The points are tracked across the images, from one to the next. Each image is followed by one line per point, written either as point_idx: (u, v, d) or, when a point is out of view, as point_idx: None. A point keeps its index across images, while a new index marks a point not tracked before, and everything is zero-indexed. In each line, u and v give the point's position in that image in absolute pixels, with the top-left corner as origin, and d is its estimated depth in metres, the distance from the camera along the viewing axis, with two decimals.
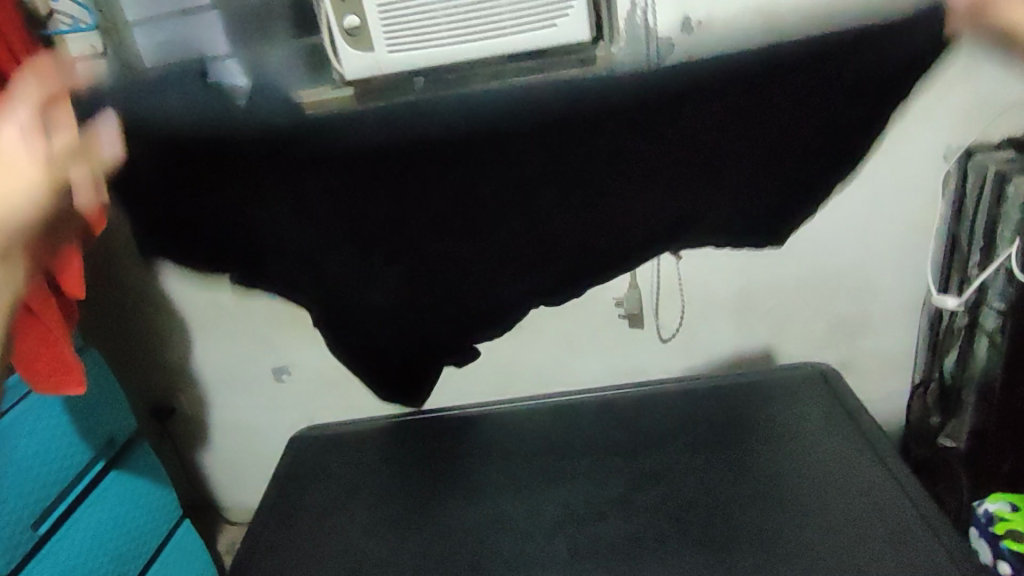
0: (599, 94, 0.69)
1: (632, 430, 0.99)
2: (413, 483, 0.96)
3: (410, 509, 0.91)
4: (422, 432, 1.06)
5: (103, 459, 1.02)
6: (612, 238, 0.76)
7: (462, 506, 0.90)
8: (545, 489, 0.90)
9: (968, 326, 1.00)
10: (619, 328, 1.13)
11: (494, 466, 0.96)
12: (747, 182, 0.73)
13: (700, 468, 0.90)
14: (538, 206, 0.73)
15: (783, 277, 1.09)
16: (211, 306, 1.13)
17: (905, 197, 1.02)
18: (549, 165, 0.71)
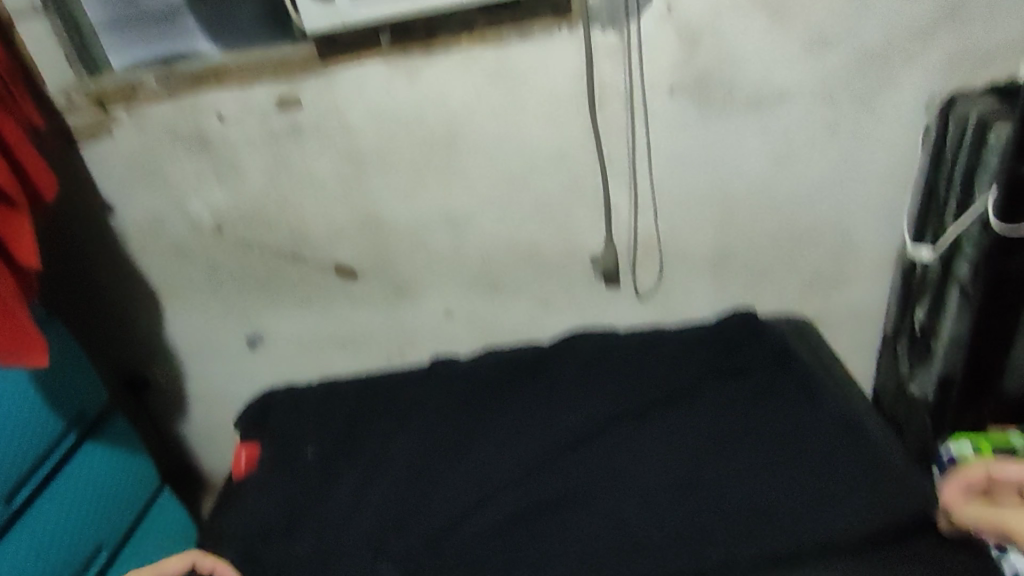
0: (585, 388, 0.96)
1: (610, 423, 0.91)
2: (362, 466, 0.90)
3: (360, 505, 0.85)
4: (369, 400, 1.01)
5: (75, 433, 1.01)
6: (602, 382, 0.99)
7: (423, 492, 0.86)
8: (502, 458, 0.89)
9: (940, 277, 1.01)
10: (595, 288, 1.12)
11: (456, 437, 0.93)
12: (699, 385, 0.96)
13: (681, 456, 0.86)
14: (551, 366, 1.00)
15: (761, 231, 1.08)
16: (178, 274, 1.10)
17: (884, 145, 1.01)
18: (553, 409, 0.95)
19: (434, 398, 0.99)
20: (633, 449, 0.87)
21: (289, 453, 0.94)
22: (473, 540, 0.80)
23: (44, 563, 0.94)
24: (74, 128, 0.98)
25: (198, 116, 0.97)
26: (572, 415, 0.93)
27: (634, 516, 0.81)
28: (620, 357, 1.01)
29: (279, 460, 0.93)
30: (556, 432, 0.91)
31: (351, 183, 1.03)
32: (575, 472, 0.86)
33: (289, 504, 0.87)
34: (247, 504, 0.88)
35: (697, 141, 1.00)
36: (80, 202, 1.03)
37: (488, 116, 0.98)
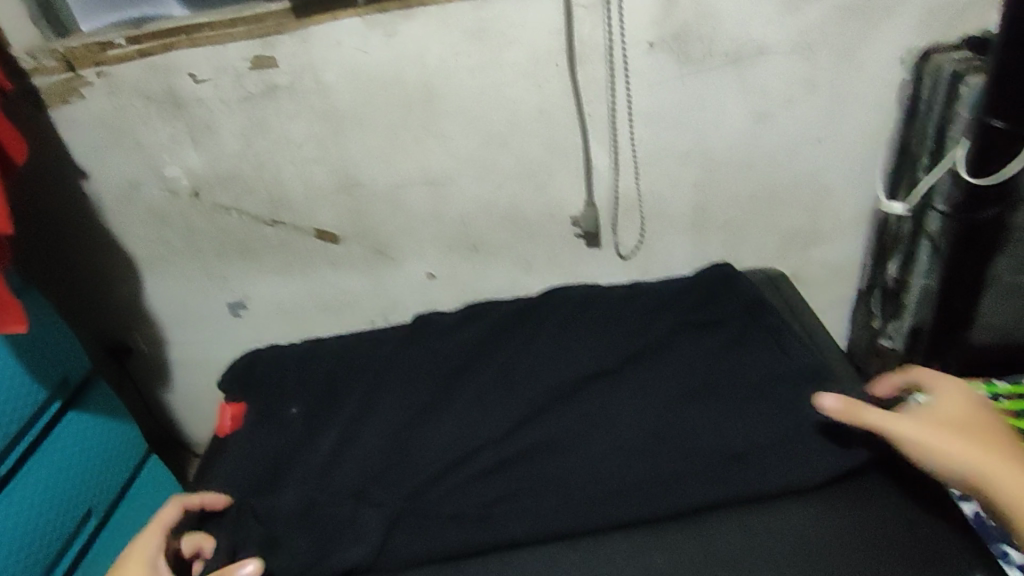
0: (556, 343, 0.99)
1: (587, 370, 0.93)
2: (347, 420, 0.92)
3: (342, 459, 0.87)
4: (354, 356, 1.03)
5: (60, 400, 1.01)
6: (575, 330, 1.01)
7: (401, 439, 0.88)
8: (482, 410, 0.90)
9: (912, 232, 1.04)
10: (576, 248, 1.13)
11: (437, 389, 0.95)
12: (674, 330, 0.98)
13: (654, 401, 0.88)
14: (528, 326, 1.02)
15: (740, 189, 1.09)
16: (157, 240, 1.09)
17: (861, 101, 1.01)
18: (524, 360, 0.97)
19: (416, 356, 1.00)
20: (606, 400, 0.90)
21: (273, 410, 0.96)
22: (454, 488, 0.82)
23: (35, 527, 0.94)
24: (42, 90, 0.95)
25: (171, 77, 0.95)
26: (551, 368, 0.95)
27: (607, 460, 0.83)
28: (600, 314, 1.02)
29: (263, 418, 0.94)
30: (535, 385, 0.93)
31: (329, 144, 1.02)
32: (553, 421, 0.88)
33: (274, 459, 0.88)
34: (233, 462, 0.90)
35: (676, 98, 1.00)
36: (53, 166, 1.01)
37: (466, 75, 0.97)
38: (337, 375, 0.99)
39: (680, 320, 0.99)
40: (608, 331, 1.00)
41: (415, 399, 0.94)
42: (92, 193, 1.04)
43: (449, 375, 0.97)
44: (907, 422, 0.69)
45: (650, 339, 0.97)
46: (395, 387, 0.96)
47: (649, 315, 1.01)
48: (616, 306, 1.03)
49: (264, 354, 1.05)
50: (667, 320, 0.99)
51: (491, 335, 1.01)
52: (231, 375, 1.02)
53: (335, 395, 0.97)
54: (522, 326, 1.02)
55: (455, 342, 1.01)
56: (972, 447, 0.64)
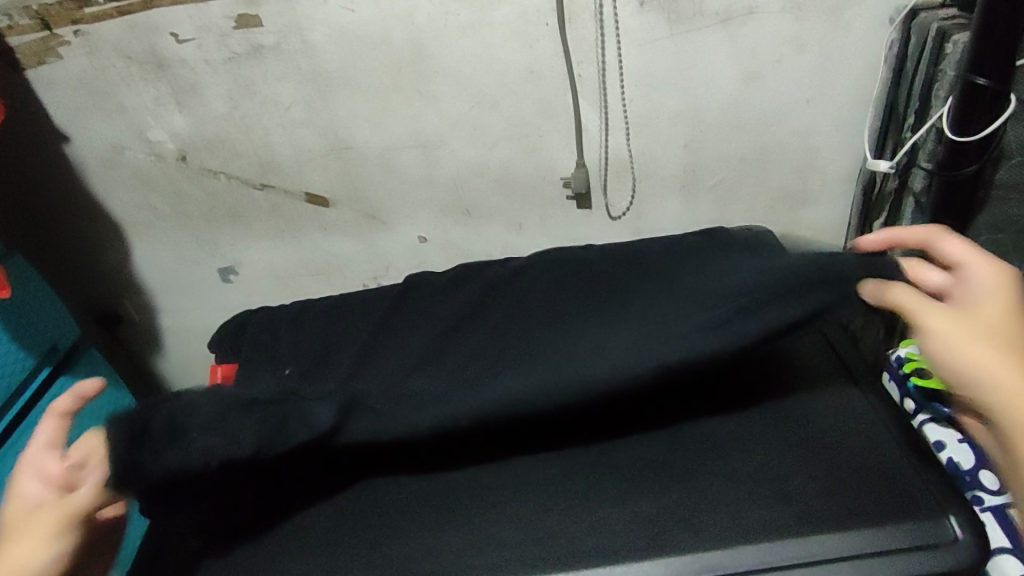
0: (545, 297, 1.00)
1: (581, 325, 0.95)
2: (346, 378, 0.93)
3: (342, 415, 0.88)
4: (352, 319, 1.04)
5: (48, 367, 1.00)
6: (565, 286, 1.02)
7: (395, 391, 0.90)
8: (472, 360, 0.91)
9: (897, 190, 1.07)
10: (568, 210, 1.14)
11: (432, 347, 0.95)
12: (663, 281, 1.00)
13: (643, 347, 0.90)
14: (519, 284, 1.04)
15: (729, 150, 1.10)
16: (143, 205, 1.07)
17: (851, 61, 1.02)
18: (515, 314, 0.98)
19: (407, 315, 1.02)
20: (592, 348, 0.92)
21: (271, 367, 0.97)
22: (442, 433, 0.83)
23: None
24: (18, 50, 0.92)
25: (152, 36, 0.93)
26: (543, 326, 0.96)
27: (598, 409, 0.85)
28: (587, 269, 1.04)
29: (253, 376, 0.95)
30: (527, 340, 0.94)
31: (316, 106, 1.00)
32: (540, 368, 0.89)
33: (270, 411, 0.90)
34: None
35: (667, 59, 1.00)
36: (33, 129, 0.99)
37: (455, 34, 0.95)
38: (334, 337, 1.01)
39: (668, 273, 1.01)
40: (599, 287, 1.01)
41: (412, 351, 0.96)
42: (74, 156, 1.01)
43: (442, 331, 0.98)
44: (938, 312, 0.64)
45: (640, 291, 0.99)
46: (396, 341, 0.99)
47: (639, 269, 1.03)
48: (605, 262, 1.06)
49: (267, 316, 1.07)
50: (657, 271, 1.01)
51: (482, 294, 1.03)
52: (230, 335, 1.06)
53: (336, 353, 0.99)
54: (512, 285, 1.04)
55: (448, 301, 1.03)
56: (984, 344, 0.62)
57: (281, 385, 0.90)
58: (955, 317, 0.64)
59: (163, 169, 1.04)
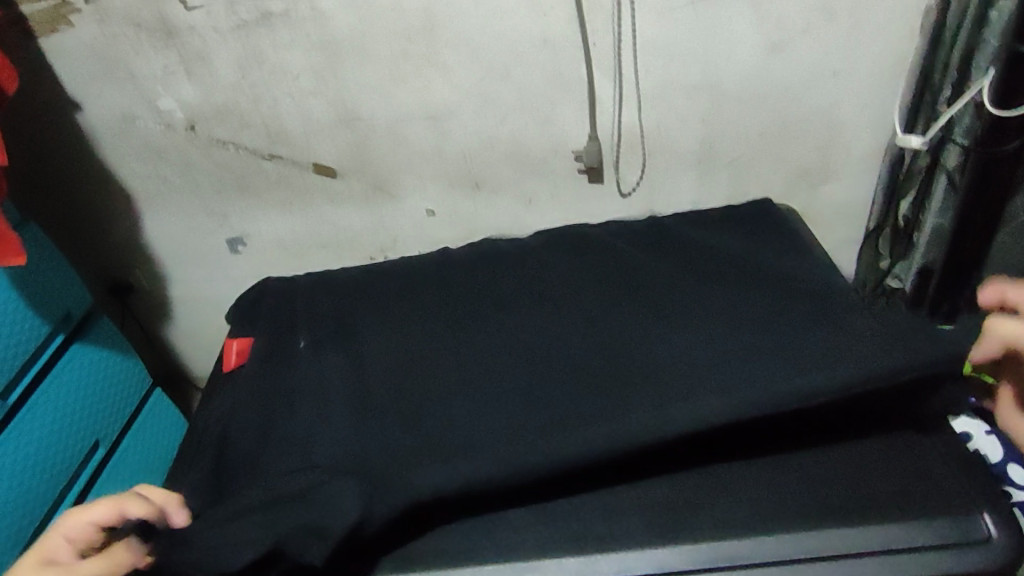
0: (551, 275, 0.99)
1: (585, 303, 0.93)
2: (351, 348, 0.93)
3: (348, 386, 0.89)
4: (360, 290, 1.04)
5: (63, 334, 1.02)
6: (573, 263, 1.01)
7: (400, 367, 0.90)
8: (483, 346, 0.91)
9: (927, 167, 1.02)
10: (579, 185, 1.11)
11: (437, 320, 0.95)
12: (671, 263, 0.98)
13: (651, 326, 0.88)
14: (527, 260, 1.02)
15: (749, 123, 1.05)
16: (154, 175, 1.07)
17: (882, 30, 0.97)
18: (521, 292, 0.97)
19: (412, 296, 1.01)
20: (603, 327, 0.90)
21: (280, 341, 0.97)
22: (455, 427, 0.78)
23: (43, 455, 0.96)
24: (30, 18, 0.92)
25: (162, 3, 0.92)
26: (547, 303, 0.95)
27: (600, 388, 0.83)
28: (601, 251, 1.01)
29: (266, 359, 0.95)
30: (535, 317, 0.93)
31: (326, 76, 0.99)
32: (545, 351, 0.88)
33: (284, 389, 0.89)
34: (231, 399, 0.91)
35: (687, 25, 0.96)
36: (46, 98, 0.99)
37: (467, 0, 0.93)
38: (342, 311, 1.01)
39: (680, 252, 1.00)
40: (609, 264, 0.99)
41: (416, 318, 0.96)
42: (86, 125, 1.02)
43: (447, 307, 0.97)
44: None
45: (651, 269, 0.97)
46: (402, 311, 0.98)
47: (650, 251, 1.01)
48: (618, 240, 1.04)
49: (281, 287, 1.07)
50: (673, 249, 1.01)
51: (492, 269, 1.02)
52: (242, 318, 1.05)
53: (343, 323, 0.98)
54: (521, 262, 1.03)
55: (455, 278, 1.02)
56: None
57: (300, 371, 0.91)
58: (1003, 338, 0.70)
59: (173, 138, 1.03)
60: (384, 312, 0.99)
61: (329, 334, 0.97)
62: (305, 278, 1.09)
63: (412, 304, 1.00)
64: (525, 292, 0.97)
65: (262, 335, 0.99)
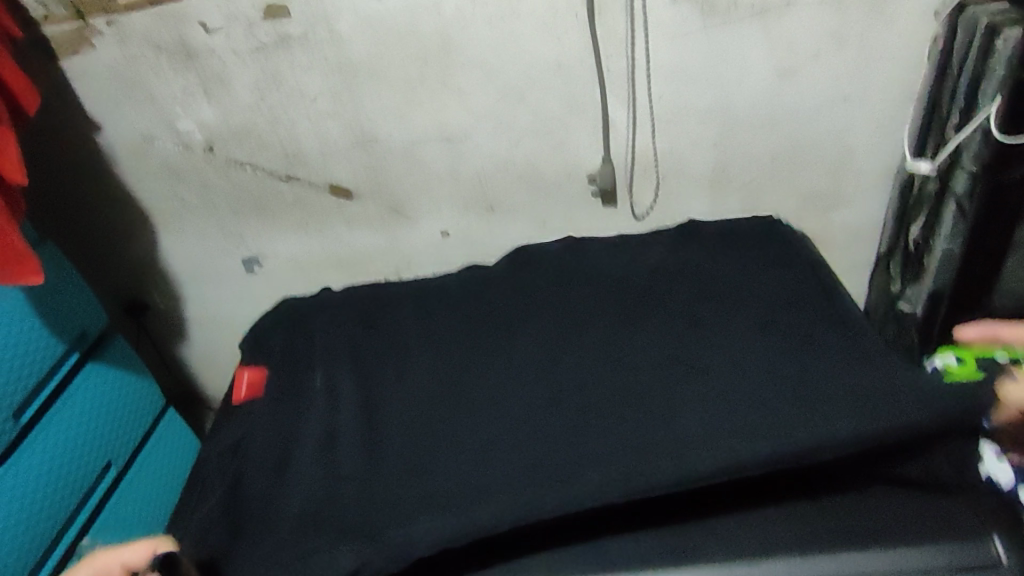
0: (567, 298, 1.00)
1: (601, 327, 0.94)
2: (376, 371, 0.95)
3: (369, 404, 0.90)
4: (377, 310, 1.05)
5: (77, 352, 1.02)
6: (588, 286, 1.02)
7: (420, 390, 0.91)
8: (500, 368, 0.91)
9: (937, 192, 1.01)
10: (593, 207, 1.12)
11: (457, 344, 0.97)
12: (686, 285, 0.99)
13: (668, 352, 0.89)
14: (543, 282, 1.03)
15: (760, 148, 1.07)
16: (171, 195, 1.08)
17: (891, 57, 0.98)
18: (538, 315, 0.98)
19: (428, 319, 1.02)
20: (620, 353, 0.90)
21: (299, 364, 0.99)
22: (475, 454, 0.79)
23: (57, 474, 0.96)
24: (53, 40, 0.94)
25: (182, 26, 0.93)
26: (563, 328, 0.95)
27: None
28: (616, 274, 1.02)
29: (286, 383, 0.96)
30: (552, 343, 0.94)
31: (342, 98, 1.00)
32: (563, 374, 0.89)
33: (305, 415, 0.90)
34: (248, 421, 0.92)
35: (700, 51, 0.97)
36: (66, 119, 1.00)
37: (483, 25, 0.94)
38: (361, 332, 1.02)
39: (694, 275, 1.00)
40: (625, 288, 1.00)
41: (435, 341, 0.98)
42: (105, 146, 1.03)
43: (464, 330, 0.99)
44: None
45: (665, 293, 0.98)
46: (419, 333, 1.00)
47: (663, 273, 1.01)
48: (631, 262, 1.05)
49: (296, 309, 1.08)
50: (686, 269, 1.02)
51: (507, 291, 1.03)
52: (255, 343, 1.05)
53: (362, 344, 1.00)
54: (536, 284, 1.03)
55: (471, 301, 1.03)
56: None
57: (322, 396, 0.92)
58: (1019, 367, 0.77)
59: (189, 159, 1.04)
60: (399, 333, 1.01)
61: (347, 356, 0.98)
62: (319, 296, 1.10)
63: (429, 326, 1.01)
64: (543, 316, 0.98)
65: (281, 356, 1.01)
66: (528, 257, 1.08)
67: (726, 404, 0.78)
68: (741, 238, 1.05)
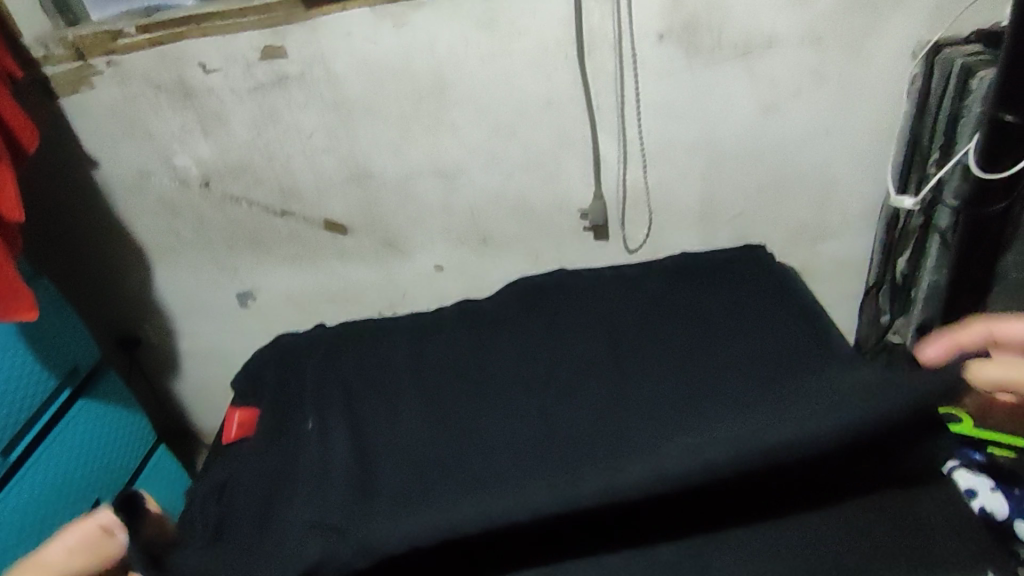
0: (560, 331, 1.01)
1: (595, 360, 0.95)
2: (374, 404, 0.96)
3: (365, 435, 0.91)
4: (372, 342, 1.06)
5: (69, 388, 1.02)
6: (582, 318, 1.02)
7: (417, 425, 0.91)
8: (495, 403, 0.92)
9: (922, 226, 1.04)
10: (585, 240, 1.14)
11: (453, 379, 0.97)
12: (676, 317, 0.99)
13: (663, 385, 0.89)
14: (537, 315, 1.04)
15: (748, 182, 1.09)
16: (167, 230, 1.09)
17: (872, 95, 1.01)
18: (532, 348, 0.99)
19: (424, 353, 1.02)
20: (614, 388, 0.91)
21: (294, 399, 0.99)
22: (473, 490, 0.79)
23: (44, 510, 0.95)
24: (53, 80, 0.95)
25: (181, 66, 0.95)
26: (557, 362, 0.96)
27: None
28: (610, 307, 1.03)
29: (279, 419, 0.96)
30: (547, 376, 0.95)
31: (338, 135, 1.02)
32: (556, 408, 0.89)
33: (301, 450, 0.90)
34: (236, 464, 0.91)
35: (688, 88, 1.00)
36: (63, 156, 1.01)
37: (476, 65, 0.97)
38: (356, 366, 1.02)
39: (685, 305, 1.01)
40: (618, 320, 1.01)
41: (432, 374, 0.98)
42: (102, 182, 1.04)
43: (459, 363, 0.99)
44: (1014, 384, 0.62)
45: (656, 324, 0.99)
46: (413, 366, 1.00)
47: (653, 304, 1.02)
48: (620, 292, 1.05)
49: (290, 342, 1.08)
50: (677, 298, 1.02)
51: (501, 324, 1.04)
52: (247, 378, 1.05)
53: (356, 377, 1.00)
54: (529, 317, 1.04)
55: (466, 334, 1.04)
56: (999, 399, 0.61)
57: (317, 430, 0.92)
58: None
59: (185, 194, 1.05)
60: (392, 366, 1.01)
61: (340, 388, 0.99)
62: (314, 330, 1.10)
63: (425, 359, 1.01)
64: (537, 349, 0.99)
65: (273, 391, 1.01)
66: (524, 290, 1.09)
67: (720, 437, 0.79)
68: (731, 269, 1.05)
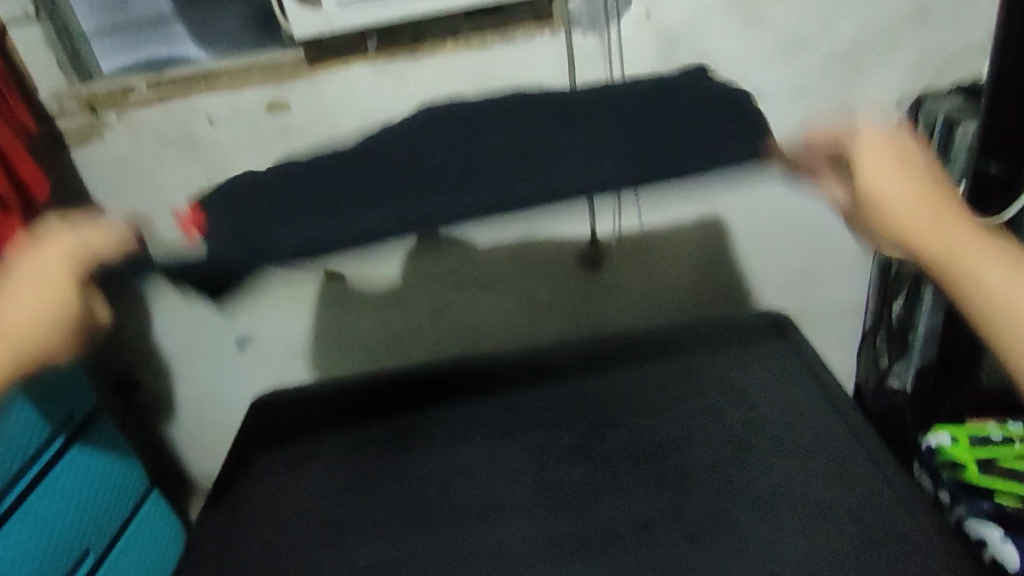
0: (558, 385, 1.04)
1: (593, 407, 0.99)
2: (376, 453, 0.97)
3: (366, 476, 0.93)
4: (375, 397, 1.08)
5: (64, 435, 1.02)
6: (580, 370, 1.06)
7: (424, 473, 0.92)
8: (486, 458, 0.93)
9: (915, 273, 1.04)
10: (579, 285, 1.15)
11: (462, 432, 0.98)
12: (661, 374, 1.03)
13: (660, 440, 0.91)
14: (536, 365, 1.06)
15: (741, 230, 1.11)
16: (168, 276, 1.11)
17: None
18: (528, 399, 1.03)
19: (424, 409, 1.04)
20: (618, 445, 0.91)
21: (292, 453, 1.00)
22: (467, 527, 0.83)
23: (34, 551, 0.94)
24: (65, 131, 1.00)
25: (187, 119, 0.99)
26: (557, 416, 0.99)
27: (629, 495, 0.84)
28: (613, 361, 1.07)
29: (281, 467, 0.98)
30: (547, 427, 0.96)
31: None
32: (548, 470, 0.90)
33: (292, 500, 0.92)
34: (231, 520, 0.91)
35: None
36: (70, 205, 1.04)
37: None
38: (362, 415, 1.05)
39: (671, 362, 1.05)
40: (617, 379, 1.04)
41: (430, 421, 1.01)
42: (106, 229, 1.06)
43: (463, 411, 1.03)
44: (992, 267, 0.53)
45: (646, 378, 1.03)
46: (397, 411, 1.04)
47: (647, 362, 1.06)
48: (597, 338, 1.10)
49: (289, 397, 1.11)
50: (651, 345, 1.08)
51: (503, 378, 1.08)
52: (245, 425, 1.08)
53: (344, 422, 1.04)
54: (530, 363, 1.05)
55: (469, 389, 1.06)
56: (1003, 262, 0.53)
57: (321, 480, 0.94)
58: (1015, 262, 0.54)
59: (184, 238, 1.08)
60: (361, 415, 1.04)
61: (334, 430, 1.03)
62: (317, 387, 1.13)
63: (427, 410, 1.04)
64: (542, 403, 1.01)
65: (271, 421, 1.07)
66: (540, 344, 1.16)
67: (729, 491, 0.82)
68: (725, 325, 1.10)
